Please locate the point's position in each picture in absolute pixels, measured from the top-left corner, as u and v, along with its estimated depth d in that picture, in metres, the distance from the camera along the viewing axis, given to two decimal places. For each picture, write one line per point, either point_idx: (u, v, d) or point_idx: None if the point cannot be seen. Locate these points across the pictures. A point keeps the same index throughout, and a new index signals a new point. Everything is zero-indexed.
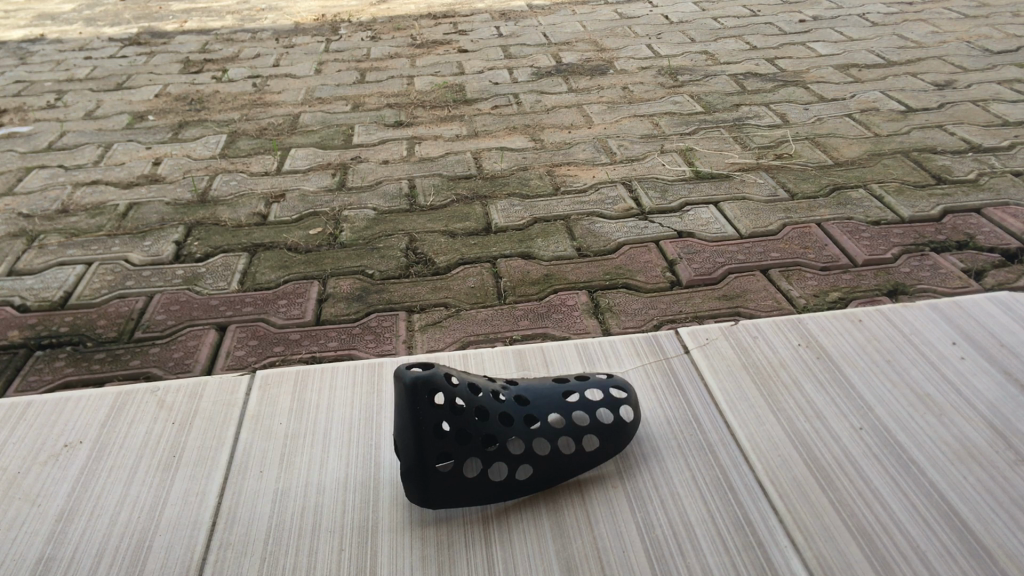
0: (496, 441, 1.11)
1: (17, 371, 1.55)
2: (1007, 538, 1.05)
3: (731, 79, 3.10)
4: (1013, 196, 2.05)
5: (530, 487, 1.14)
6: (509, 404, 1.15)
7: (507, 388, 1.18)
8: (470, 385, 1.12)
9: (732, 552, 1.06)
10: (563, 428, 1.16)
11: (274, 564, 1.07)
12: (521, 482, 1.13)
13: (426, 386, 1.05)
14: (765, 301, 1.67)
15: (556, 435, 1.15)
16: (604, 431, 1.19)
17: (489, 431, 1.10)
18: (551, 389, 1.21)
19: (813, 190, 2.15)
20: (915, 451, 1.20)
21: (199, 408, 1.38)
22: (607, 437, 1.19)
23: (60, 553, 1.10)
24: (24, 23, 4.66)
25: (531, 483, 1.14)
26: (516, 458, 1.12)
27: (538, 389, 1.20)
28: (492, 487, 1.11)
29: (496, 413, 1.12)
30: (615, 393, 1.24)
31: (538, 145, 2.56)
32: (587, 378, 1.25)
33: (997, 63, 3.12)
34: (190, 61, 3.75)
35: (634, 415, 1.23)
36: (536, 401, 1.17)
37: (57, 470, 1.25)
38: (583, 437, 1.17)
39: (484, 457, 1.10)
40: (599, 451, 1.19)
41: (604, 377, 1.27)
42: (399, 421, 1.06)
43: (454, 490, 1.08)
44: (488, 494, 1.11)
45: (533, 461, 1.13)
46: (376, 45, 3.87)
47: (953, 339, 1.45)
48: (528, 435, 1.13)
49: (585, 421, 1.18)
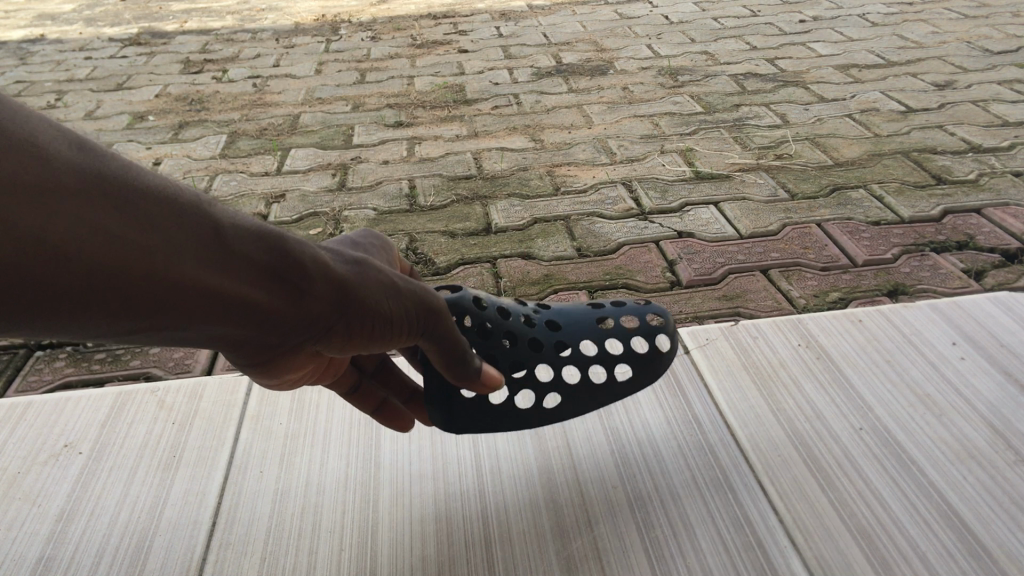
0: (524, 367, 1.14)
1: (18, 370, 1.55)
2: (1007, 538, 1.05)
3: (731, 79, 3.10)
4: (1013, 196, 2.05)
5: (558, 415, 1.18)
6: (541, 328, 1.18)
7: (541, 312, 1.21)
8: (498, 309, 1.15)
9: (732, 552, 1.06)
10: (594, 355, 1.19)
11: (274, 564, 1.07)
12: (548, 410, 1.17)
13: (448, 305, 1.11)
14: (765, 301, 1.67)
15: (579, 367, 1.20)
16: (636, 361, 1.21)
17: (517, 358, 1.14)
18: (585, 314, 1.23)
19: (813, 190, 2.15)
20: (915, 450, 1.21)
21: (199, 408, 1.38)
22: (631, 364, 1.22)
23: (60, 554, 1.10)
24: (24, 24, 4.66)
25: (558, 411, 1.18)
26: (543, 385, 1.16)
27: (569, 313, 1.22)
28: (519, 413, 1.15)
29: (527, 338, 1.15)
30: (652, 320, 1.23)
31: (538, 145, 2.56)
32: (624, 304, 1.26)
33: (997, 63, 3.12)
34: (191, 61, 3.76)
35: (671, 344, 1.25)
36: (570, 327, 1.20)
37: (57, 470, 1.25)
38: (615, 365, 1.20)
39: (512, 383, 1.14)
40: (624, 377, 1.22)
41: (642, 304, 1.26)
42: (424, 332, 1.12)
43: (478, 418, 1.12)
44: (514, 422, 1.15)
45: (560, 388, 1.17)
46: (377, 45, 3.87)
47: (953, 339, 1.45)
48: (557, 361, 1.17)
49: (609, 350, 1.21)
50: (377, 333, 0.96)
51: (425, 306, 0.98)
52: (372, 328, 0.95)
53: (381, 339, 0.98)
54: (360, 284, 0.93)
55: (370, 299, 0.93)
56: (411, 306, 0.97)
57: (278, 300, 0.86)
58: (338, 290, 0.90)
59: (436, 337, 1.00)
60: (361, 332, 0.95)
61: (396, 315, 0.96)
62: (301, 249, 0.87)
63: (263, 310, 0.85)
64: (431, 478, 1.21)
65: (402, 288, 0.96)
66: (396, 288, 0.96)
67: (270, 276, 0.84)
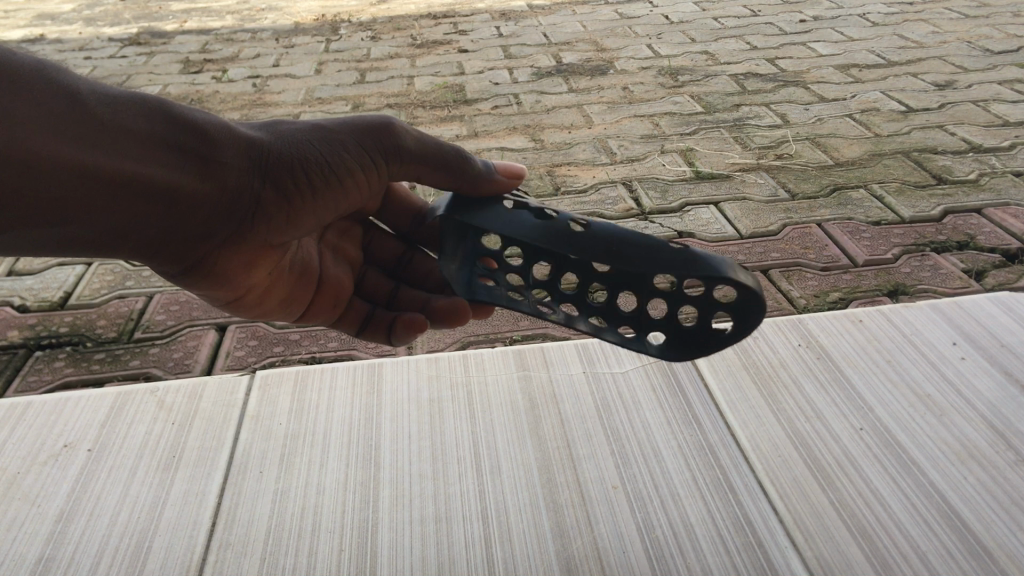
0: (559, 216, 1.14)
1: (17, 371, 1.55)
2: (1007, 538, 1.05)
3: (731, 79, 3.09)
4: (1013, 196, 2.05)
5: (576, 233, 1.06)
6: None
7: None
8: None
9: (732, 552, 1.06)
10: None
11: (273, 565, 1.08)
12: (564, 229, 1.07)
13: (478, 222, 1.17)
14: (765, 302, 1.67)
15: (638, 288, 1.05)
16: None
17: None
18: None
19: (814, 190, 2.15)
20: (915, 451, 1.20)
21: (199, 408, 1.37)
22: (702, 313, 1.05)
23: (60, 554, 1.11)
24: (23, 23, 4.65)
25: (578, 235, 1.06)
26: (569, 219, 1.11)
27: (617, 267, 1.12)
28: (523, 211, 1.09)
29: None
30: None
31: (538, 145, 2.56)
32: None
33: (997, 63, 3.12)
34: (190, 61, 3.75)
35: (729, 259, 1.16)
36: None
37: (56, 470, 1.25)
38: None
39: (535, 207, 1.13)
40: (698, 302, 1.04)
41: None
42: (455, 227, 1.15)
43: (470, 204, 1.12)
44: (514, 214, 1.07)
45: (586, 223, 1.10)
46: (376, 44, 3.86)
47: (953, 339, 1.45)
48: None
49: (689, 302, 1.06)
50: (322, 176, 1.11)
51: (366, 137, 1.13)
52: (312, 171, 1.10)
53: (329, 187, 1.12)
54: (281, 142, 1.10)
55: (297, 147, 1.10)
56: (348, 135, 1.12)
57: (224, 193, 1.06)
58: (265, 151, 1.09)
59: (395, 154, 1.14)
60: (309, 186, 1.11)
61: (342, 153, 1.11)
62: (215, 129, 1.07)
63: (215, 204, 1.06)
64: (432, 479, 1.20)
65: (332, 130, 1.12)
66: (325, 130, 1.13)
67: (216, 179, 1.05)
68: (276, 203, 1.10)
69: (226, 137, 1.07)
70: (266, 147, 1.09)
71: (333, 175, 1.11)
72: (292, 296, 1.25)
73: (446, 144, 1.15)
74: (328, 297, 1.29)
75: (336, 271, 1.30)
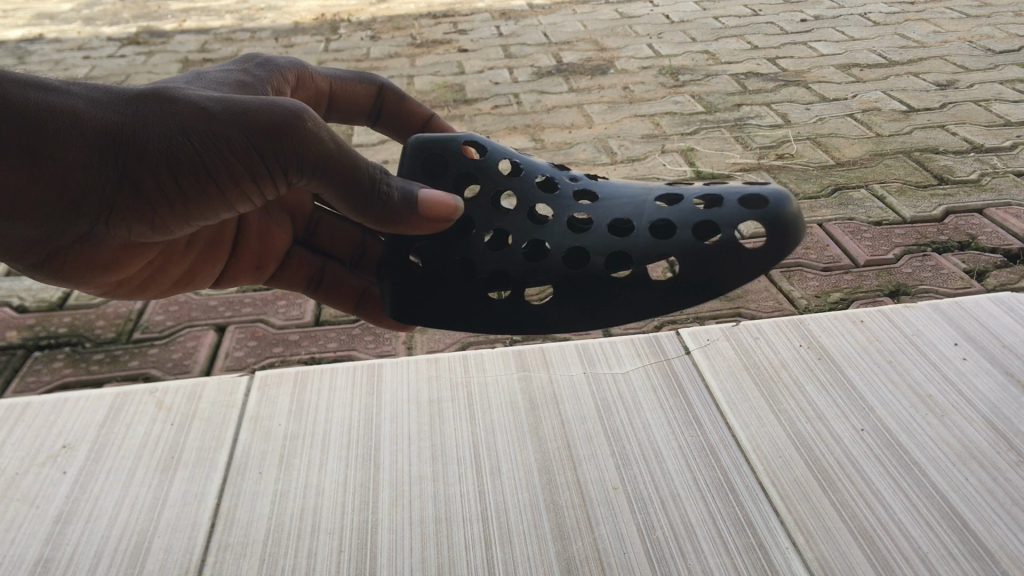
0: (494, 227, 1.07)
1: (16, 371, 1.54)
2: (1008, 539, 1.05)
3: (732, 79, 3.08)
4: (1015, 196, 2.04)
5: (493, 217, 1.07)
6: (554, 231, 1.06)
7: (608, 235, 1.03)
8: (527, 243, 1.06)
9: (732, 552, 1.05)
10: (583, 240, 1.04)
11: (273, 565, 1.07)
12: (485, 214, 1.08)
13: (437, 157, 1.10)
14: (766, 301, 1.67)
15: (608, 283, 1.02)
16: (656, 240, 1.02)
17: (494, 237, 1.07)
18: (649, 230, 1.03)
19: (815, 190, 2.14)
20: (916, 451, 1.20)
21: (199, 408, 1.37)
22: (694, 283, 0.99)
23: (59, 555, 1.10)
24: (22, 23, 4.62)
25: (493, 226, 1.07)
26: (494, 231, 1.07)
27: (618, 209, 1.06)
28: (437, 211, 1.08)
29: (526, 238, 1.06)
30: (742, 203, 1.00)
31: (537, 145, 2.55)
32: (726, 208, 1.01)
33: (999, 63, 3.11)
34: (190, 61, 3.74)
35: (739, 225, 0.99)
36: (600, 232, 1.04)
37: (55, 471, 1.24)
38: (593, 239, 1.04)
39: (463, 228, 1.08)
40: (672, 296, 1.00)
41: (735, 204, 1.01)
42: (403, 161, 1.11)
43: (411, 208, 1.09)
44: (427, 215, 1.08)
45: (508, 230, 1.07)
46: (376, 45, 3.85)
47: (954, 340, 1.44)
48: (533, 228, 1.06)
49: (695, 256, 0.99)
50: (219, 170, 0.99)
51: (264, 134, 0.96)
52: (188, 174, 0.99)
53: (208, 195, 1.02)
54: (170, 127, 0.96)
55: (166, 137, 0.96)
56: (237, 131, 0.96)
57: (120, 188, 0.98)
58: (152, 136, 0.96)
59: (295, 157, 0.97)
60: (202, 178, 0.99)
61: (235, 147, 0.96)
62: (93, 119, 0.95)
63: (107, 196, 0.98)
64: (432, 479, 1.19)
65: (211, 112, 0.97)
66: (203, 111, 0.97)
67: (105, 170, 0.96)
68: (141, 209, 1.01)
69: (80, 128, 0.95)
70: (129, 135, 0.96)
71: (212, 181, 1.00)
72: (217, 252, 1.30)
73: (363, 161, 1.00)
74: (255, 258, 1.34)
75: (261, 222, 1.30)
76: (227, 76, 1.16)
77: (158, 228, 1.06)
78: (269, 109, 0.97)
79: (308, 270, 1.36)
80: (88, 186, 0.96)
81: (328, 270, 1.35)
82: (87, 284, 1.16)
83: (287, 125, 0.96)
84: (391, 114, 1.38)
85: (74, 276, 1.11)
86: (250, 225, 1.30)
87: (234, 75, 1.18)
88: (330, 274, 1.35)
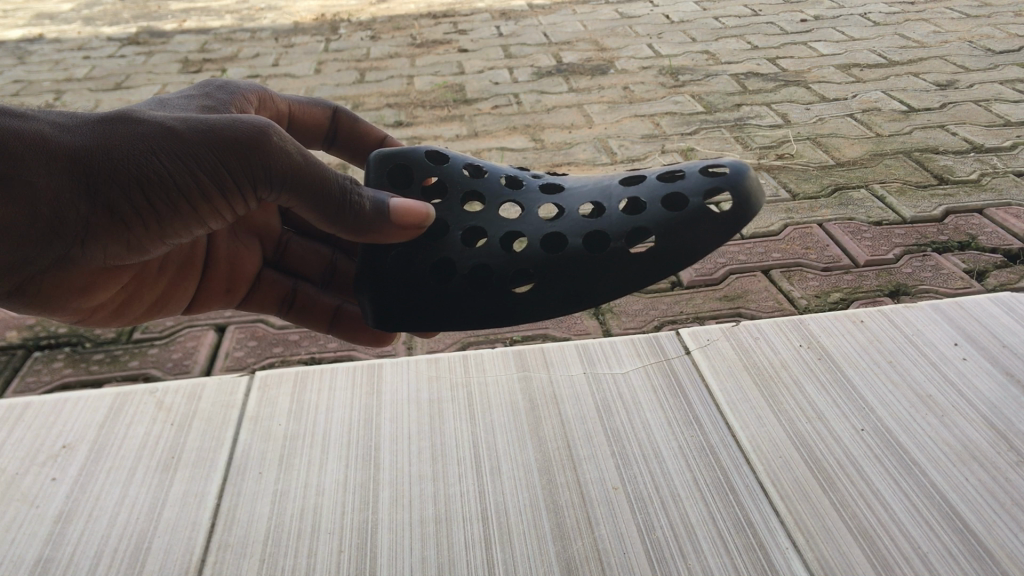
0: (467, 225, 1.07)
1: (16, 371, 1.54)
2: (1008, 538, 1.05)
3: (732, 79, 3.08)
4: (1015, 196, 2.04)
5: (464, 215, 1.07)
6: (525, 222, 1.05)
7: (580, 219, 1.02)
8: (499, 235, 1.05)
9: (732, 552, 1.06)
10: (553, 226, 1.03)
11: (273, 565, 1.07)
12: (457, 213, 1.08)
13: (402, 165, 1.10)
14: (766, 302, 1.67)
15: (586, 262, 0.99)
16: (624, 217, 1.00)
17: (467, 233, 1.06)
18: (617, 211, 1.01)
19: (815, 190, 2.14)
20: (916, 451, 1.20)
21: (199, 408, 1.37)
22: (666, 250, 0.96)
23: (58, 555, 1.10)
24: (21, 24, 4.62)
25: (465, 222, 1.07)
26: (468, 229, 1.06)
27: (586, 195, 1.05)
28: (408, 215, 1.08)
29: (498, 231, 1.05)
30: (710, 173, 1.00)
31: (537, 145, 2.55)
32: (690, 180, 1.00)
33: (999, 63, 3.11)
34: (190, 61, 3.74)
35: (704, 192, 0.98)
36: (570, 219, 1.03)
37: (56, 471, 1.24)
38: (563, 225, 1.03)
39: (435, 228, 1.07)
40: (654, 270, 0.97)
41: (698, 176, 1.00)
42: (369, 176, 1.11)
43: None
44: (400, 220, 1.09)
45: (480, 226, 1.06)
46: (376, 44, 3.85)
47: (954, 340, 1.44)
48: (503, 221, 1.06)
49: (665, 225, 0.97)
50: (192, 188, 0.97)
51: (236, 151, 0.95)
52: (164, 197, 0.97)
53: (181, 211, 1.01)
54: (140, 149, 0.94)
55: (134, 158, 0.94)
56: (206, 148, 0.95)
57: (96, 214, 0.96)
58: (124, 160, 0.94)
59: (267, 173, 0.97)
60: (176, 198, 0.98)
61: (209, 165, 0.96)
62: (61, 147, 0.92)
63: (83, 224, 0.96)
64: (432, 480, 1.19)
65: (179, 132, 0.95)
66: (171, 131, 0.95)
67: (80, 197, 0.94)
68: (115, 229, 0.99)
69: (49, 157, 0.91)
70: (99, 158, 0.94)
71: (186, 198, 0.99)
72: (180, 278, 1.24)
73: (332, 171, 0.99)
74: (219, 284, 1.29)
75: (230, 247, 1.26)
76: (182, 102, 1.11)
77: (134, 249, 1.04)
78: (236, 126, 0.96)
79: (279, 291, 1.33)
80: (59, 212, 0.93)
81: (300, 292, 1.32)
82: (59, 313, 1.11)
83: (256, 139, 0.96)
84: (346, 136, 1.36)
85: (47, 304, 1.07)
86: (219, 248, 1.25)
87: (196, 100, 1.14)
88: (303, 295, 1.32)
